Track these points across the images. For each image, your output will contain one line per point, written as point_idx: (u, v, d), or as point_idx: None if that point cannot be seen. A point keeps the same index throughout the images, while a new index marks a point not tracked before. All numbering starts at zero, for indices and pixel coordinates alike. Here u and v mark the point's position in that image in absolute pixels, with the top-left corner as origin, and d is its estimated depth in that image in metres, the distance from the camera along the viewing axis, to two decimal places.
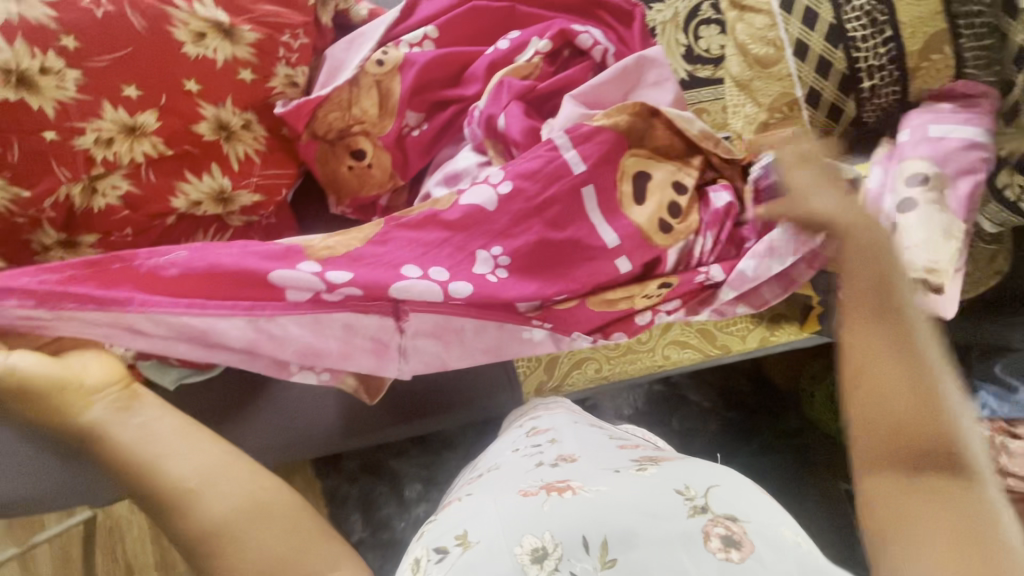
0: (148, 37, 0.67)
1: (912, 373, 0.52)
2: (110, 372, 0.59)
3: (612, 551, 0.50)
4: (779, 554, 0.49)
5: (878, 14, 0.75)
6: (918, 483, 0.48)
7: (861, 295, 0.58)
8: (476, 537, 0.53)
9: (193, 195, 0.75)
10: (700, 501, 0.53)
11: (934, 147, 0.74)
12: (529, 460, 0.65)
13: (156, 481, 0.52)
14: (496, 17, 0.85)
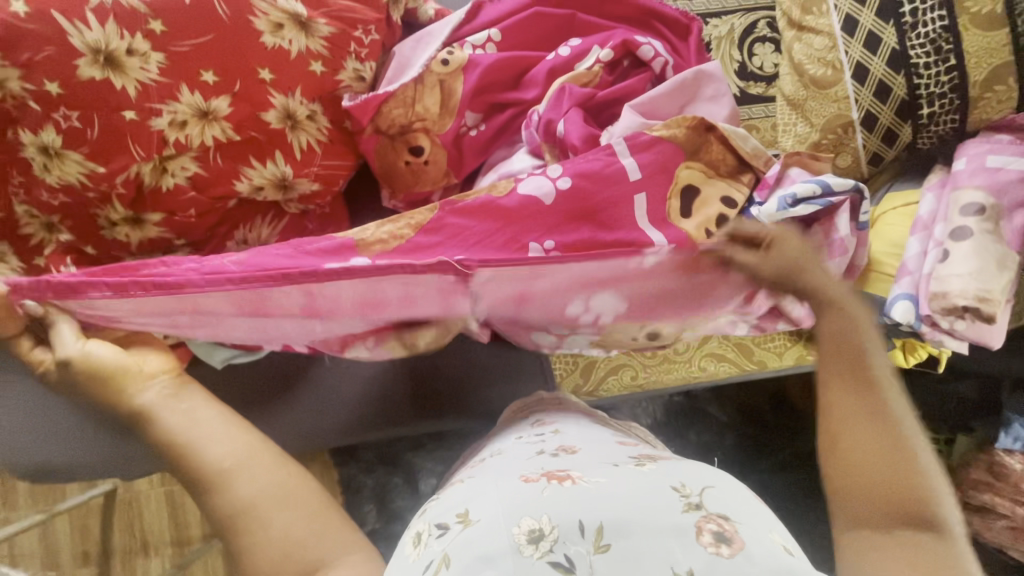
0: (229, 25, 0.69)
1: (889, 440, 0.55)
2: (166, 362, 0.64)
3: (605, 537, 0.50)
4: (766, 550, 0.50)
5: (943, 42, 0.75)
6: (900, 539, 0.50)
7: (838, 357, 0.61)
8: (477, 515, 0.53)
9: (255, 180, 0.77)
10: (695, 499, 0.53)
11: (991, 177, 0.75)
12: (530, 448, 0.66)
13: (194, 461, 0.57)
14: (558, 24, 0.87)
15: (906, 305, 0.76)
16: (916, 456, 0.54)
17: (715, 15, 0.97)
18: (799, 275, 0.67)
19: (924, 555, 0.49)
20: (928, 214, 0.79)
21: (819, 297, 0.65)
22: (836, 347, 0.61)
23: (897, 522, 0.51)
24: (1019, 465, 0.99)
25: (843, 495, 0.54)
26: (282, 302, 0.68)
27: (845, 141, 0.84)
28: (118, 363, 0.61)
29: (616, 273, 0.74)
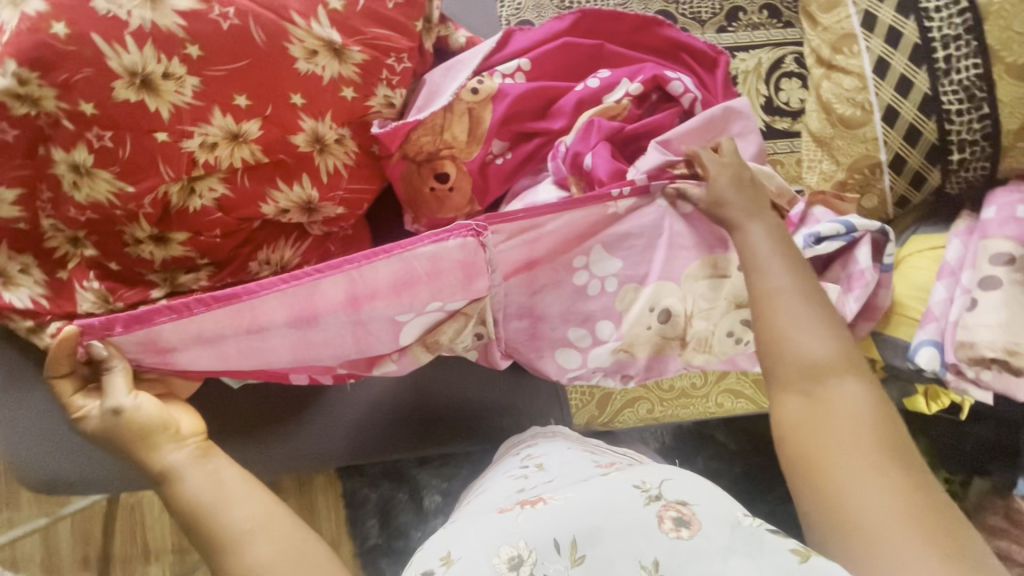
0: (264, 51, 0.69)
1: (813, 314, 0.65)
2: (200, 423, 0.66)
3: (580, 548, 0.53)
4: (724, 530, 0.53)
5: (977, 90, 0.75)
6: (826, 396, 0.60)
7: (761, 259, 0.69)
8: (457, 554, 0.54)
9: (281, 203, 0.77)
10: (654, 491, 0.56)
11: (1020, 227, 0.74)
12: (512, 487, 0.67)
13: (218, 522, 0.57)
14: (587, 55, 0.87)
15: (931, 353, 0.75)
16: (831, 323, 0.64)
17: (742, 49, 0.97)
18: (723, 198, 0.73)
19: (842, 400, 0.59)
20: (954, 259, 0.78)
21: (733, 217, 0.72)
22: (760, 245, 0.70)
23: (822, 375, 0.61)
24: None
25: (779, 372, 0.63)
26: (326, 327, 0.71)
27: (873, 182, 0.84)
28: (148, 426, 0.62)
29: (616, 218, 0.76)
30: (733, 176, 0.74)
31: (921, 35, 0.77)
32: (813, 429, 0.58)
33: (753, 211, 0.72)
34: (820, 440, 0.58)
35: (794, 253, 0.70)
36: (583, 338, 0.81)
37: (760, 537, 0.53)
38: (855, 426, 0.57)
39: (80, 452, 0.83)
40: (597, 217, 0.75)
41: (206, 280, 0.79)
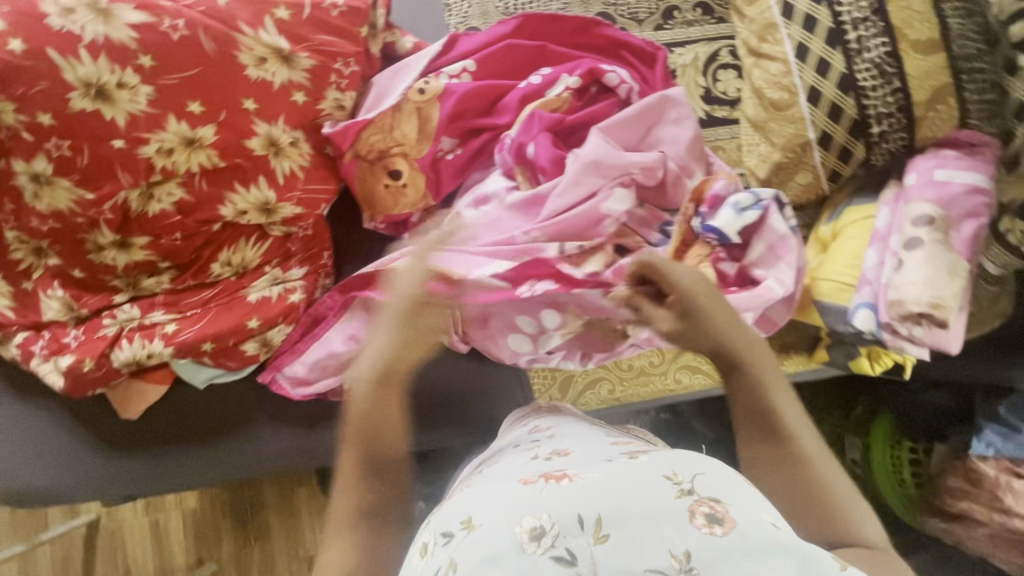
0: (215, 59, 0.72)
1: (806, 478, 0.60)
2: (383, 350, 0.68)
3: (604, 527, 0.50)
4: (757, 528, 0.50)
5: (887, 67, 0.80)
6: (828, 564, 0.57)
7: (745, 415, 0.64)
8: (479, 519, 0.53)
9: (239, 205, 0.81)
10: (687, 484, 0.54)
11: (939, 190, 0.79)
12: (526, 455, 0.66)
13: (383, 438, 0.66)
14: (530, 54, 0.92)
15: (867, 314, 0.80)
16: (827, 486, 0.59)
17: (680, 45, 1.03)
18: (700, 330, 0.66)
19: None
20: (883, 226, 0.83)
21: (713, 355, 0.67)
22: (745, 400, 0.64)
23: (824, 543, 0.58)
24: (992, 471, 1.00)
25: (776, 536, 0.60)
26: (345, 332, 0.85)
27: (804, 159, 0.89)
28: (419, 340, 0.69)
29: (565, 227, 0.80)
30: (709, 313, 0.66)
31: (833, 19, 0.83)
32: None
33: (743, 348, 0.65)
34: None
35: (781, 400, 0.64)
36: (531, 325, 0.84)
37: (800, 547, 0.50)
38: None
39: (32, 469, 0.84)
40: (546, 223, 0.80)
41: (168, 283, 0.82)
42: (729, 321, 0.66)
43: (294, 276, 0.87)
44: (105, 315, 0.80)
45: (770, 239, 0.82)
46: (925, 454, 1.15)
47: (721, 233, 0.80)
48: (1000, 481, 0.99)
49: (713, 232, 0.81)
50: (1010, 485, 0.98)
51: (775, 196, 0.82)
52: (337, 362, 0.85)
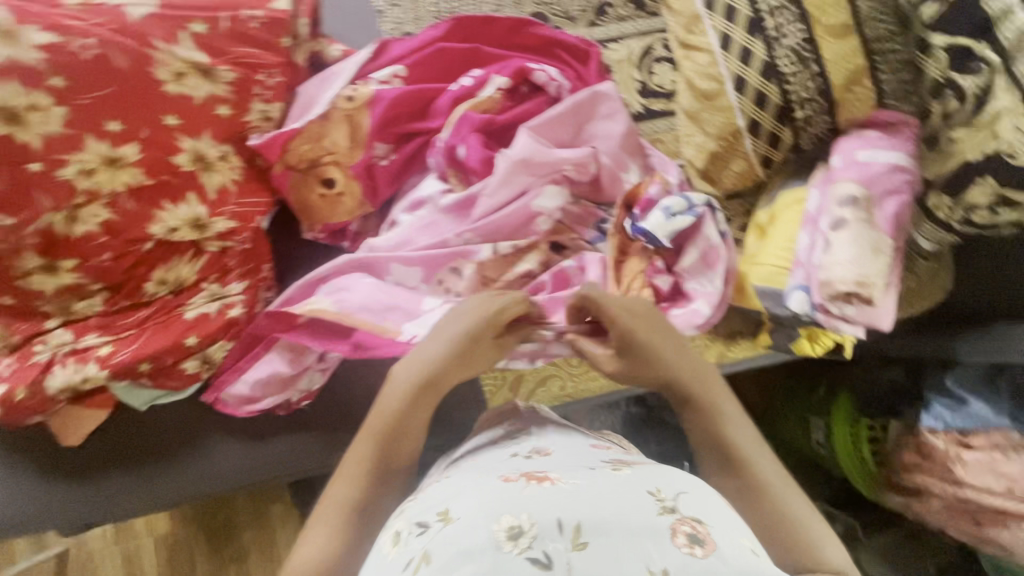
0: (130, 76, 0.72)
1: (762, 502, 0.61)
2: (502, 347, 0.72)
3: (583, 534, 0.49)
4: (738, 557, 0.50)
5: (804, 52, 0.82)
6: None
7: (701, 443, 0.66)
8: (456, 513, 0.52)
9: (170, 222, 0.80)
10: (669, 502, 0.53)
11: (862, 170, 0.81)
12: (504, 452, 0.65)
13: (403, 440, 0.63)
14: (460, 57, 0.92)
15: (800, 296, 0.81)
16: (785, 506, 0.60)
17: (613, 41, 1.04)
18: (648, 366, 0.69)
19: None
20: (814, 209, 0.84)
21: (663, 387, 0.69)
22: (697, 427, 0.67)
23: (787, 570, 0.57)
24: (942, 443, 1.01)
25: None
26: (279, 355, 0.84)
27: (735, 147, 0.90)
28: (491, 352, 0.70)
29: (495, 227, 0.81)
30: (652, 343, 0.69)
31: (751, 8, 0.84)
32: None
33: (692, 379, 0.68)
34: None
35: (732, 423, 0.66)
36: None
37: None
38: None
39: None
40: (479, 224, 0.80)
41: (101, 305, 0.81)
42: (675, 351, 0.69)
43: (233, 291, 0.86)
44: (37, 342, 0.79)
45: (704, 246, 0.83)
46: (883, 430, 1.15)
47: (650, 235, 0.80)
48: (949, 454, 1.00)
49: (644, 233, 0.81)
50: (959, 456, 0.99)
51: (708, 202, 0.82)
52: (282, 378, 0.85)
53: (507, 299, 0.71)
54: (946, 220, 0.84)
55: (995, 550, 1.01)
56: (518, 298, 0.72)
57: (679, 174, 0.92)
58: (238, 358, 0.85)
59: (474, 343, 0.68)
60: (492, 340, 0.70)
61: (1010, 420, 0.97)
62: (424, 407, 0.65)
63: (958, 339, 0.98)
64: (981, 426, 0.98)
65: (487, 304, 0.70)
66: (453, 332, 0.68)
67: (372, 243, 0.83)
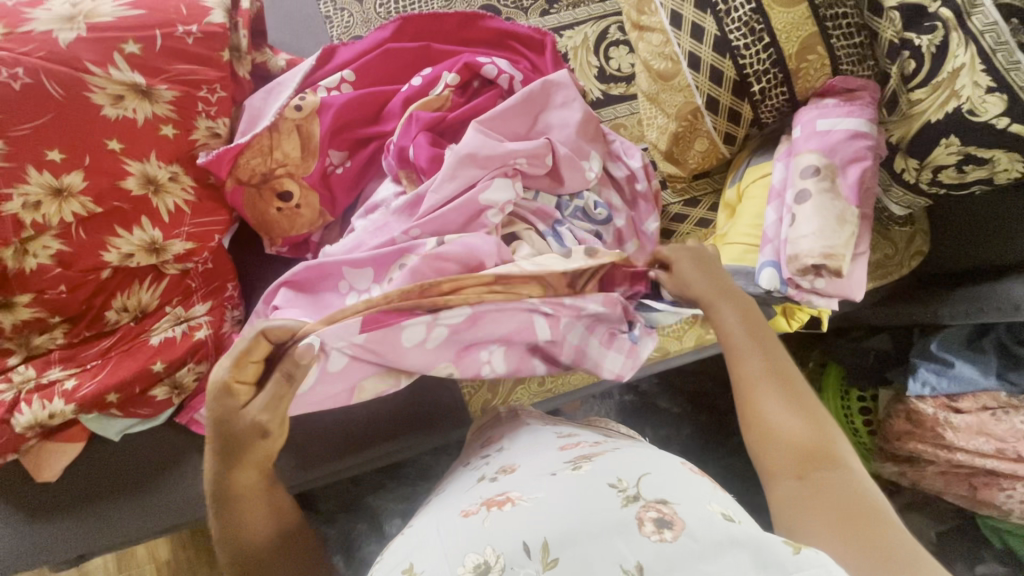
0: (65, 103, 0.70)
1: (791, 397, 0.63)
2: (267, 409, 0.58)
3: (552, 551, 0.49)
4: (709, 527, 0.49)
5: (755, 23, 0.80)
6: (813, 471, 0.57)
7: (736, 341, 0.68)
8: (421, 567, 0.51)
9: (124, 248, 0.79)
10: (631, 491, 0.53)
11: (822, 139, 0.79)
12: (473, 476, 0.65)
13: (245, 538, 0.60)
14: (410, 57, 0.90)
15: (770, 272, 0.80)
16: (810, 403, 0.63)
17: (568, 28, 1.02)
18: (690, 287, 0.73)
19: (838, 483, 0.56)
20: (779, 182, 0.83)
21: (702, 302, 0.72)
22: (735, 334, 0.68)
23: (810, 456, 0.58)
24: (931, 408, 1.00)
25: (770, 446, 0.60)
26: None
27: (696, 126, 0.88)
28: (250, 430, 0.58)
29: (442, 223, 0.79)
30: (695, 265, 0.74)
31: None
32: (806, 503, 0.55)
33: (723, 293, 0.72)
34: (809, 516, 0.54)
35: (766, 334, 0.68)
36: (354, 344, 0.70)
37: (755, 534, 0.48)
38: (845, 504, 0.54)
39: None
40: (425, 220, 0.78)
41: (62, 338, 0.80)
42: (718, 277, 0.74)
43: (197, 314, 0.85)
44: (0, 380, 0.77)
45: (589, 318, 0.78)
46: (873, 399, 1.15)
47: (553, 319, 0.75)
48: (938, 418, 0.99)
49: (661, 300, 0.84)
50: (948, 420, 0.99)
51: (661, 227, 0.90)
52: None
53: (242, 345, 0.57)
54: (913, 181, 0.82)
55: (991, 512, 1.01)
56: (246, 344, 0.57)
57: (642, 157, 0.90)
58: None
59: (227, 429, 0.58)
60: (242, 412, 0.58)
61: (997, 380, 0.96)
62: (238, 512, 0.60)
63: (940, 302, 0.97)
64: (968, 390, 0.98)
65: (222, 368, 0.58)
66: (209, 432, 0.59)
67: (327, 250, 0.81)
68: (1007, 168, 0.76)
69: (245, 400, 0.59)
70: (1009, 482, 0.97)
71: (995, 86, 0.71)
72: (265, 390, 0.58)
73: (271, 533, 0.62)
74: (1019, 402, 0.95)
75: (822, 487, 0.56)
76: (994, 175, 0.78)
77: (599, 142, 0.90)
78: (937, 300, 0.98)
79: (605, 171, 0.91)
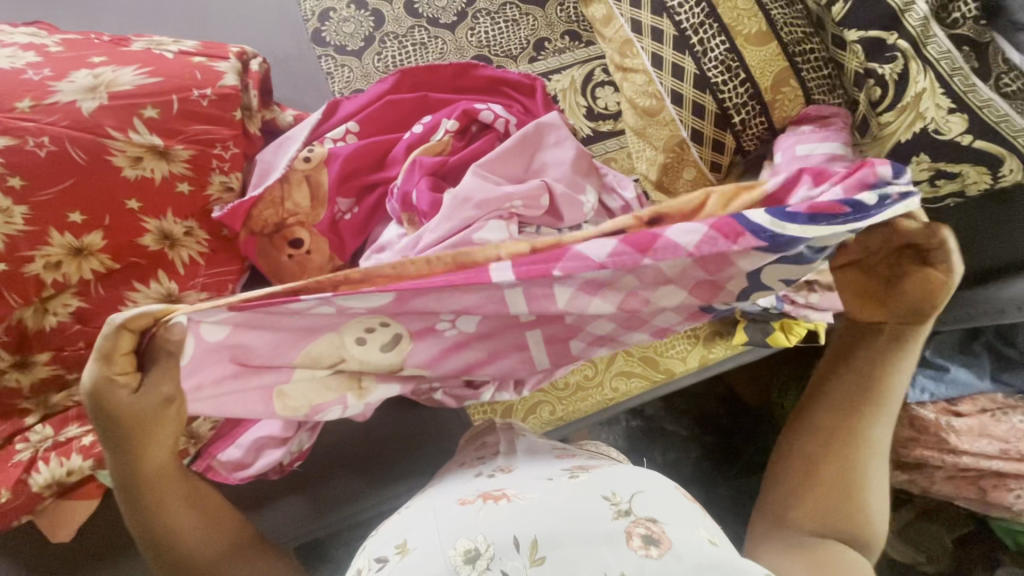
0: (88, 167, 0.74)
1: (847, 453, 0.66)
2: (163, 381, 0.58)
3: (540, 549, 0.51)
4: (693, 547, 0.51)
5: (731, 62, 0.86)
6: (826, 514, 0.64)
7: (855, 386, 0.69)
8: (413, 543, 0.54)
9: (142, 302, 0.80)
10: (624, 505, 0.54)
11: (803, 163, 0.83)
12: (470, 472, 0.66)
13: (166, 511, 0.63)
14: (410, 106, 0.96)
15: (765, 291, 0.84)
16: (866, 469, 0.66)
17: (555, 72, 1.09)
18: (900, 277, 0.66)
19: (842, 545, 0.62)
20: None
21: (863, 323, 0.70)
22: (860, 381, 0.69)
23: (835, 507, 0.64)
24: (934, 414, 1.01)
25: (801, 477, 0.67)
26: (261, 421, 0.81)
27: (684, 157, 0.93)
28: (155, 404, 0.58)
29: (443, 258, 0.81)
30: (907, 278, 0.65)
31: (676, 28, 0.87)
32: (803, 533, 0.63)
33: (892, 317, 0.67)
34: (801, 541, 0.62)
35: (887, 396, 0.68)
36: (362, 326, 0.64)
37: (731, 563, 0.51)
38: (841, 557, 0.60)
39: None
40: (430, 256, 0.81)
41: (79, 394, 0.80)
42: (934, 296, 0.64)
43: None
44: (18, 440, 0.77)
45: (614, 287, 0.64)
46: None
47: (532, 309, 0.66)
48: (940, 423, 1.02)
49: (747, 228, 0.58)
50: (950, 425, 1.01)
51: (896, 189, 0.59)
52: (272, 439, 0.81)
53: (106, 340, 0.54)
54: None
55: (1001, 513, 1.02)
56: (110, 329, 0.54)
57: (635, 190, 0.96)
58: (237, 422, 0.84)
59: (129, 414, 0.58)
60: (133, 397, 0.57)
61: (991, 382, 1.02)
62: (161, 499, 0.63)
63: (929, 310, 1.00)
64: (964, 392, 1.02)
65: (103, 356, 0.55)
66: (101, 420, 0.58)
67: None
68: (975, 180, 0.84)
69: (134, 387, 0.57)
70: (1016, 482, 0.99)
71: (956, 108, 0.78)
72: (149, 368, 0.57)
73: (201, 516, 0.65)
74: (1015, 401, 1.01)
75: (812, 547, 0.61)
76: (965, 188, 0.85)
77: (593, 176, 0.95)
78: (935, 307, 1.00)
79: (601, 203, 0.95)
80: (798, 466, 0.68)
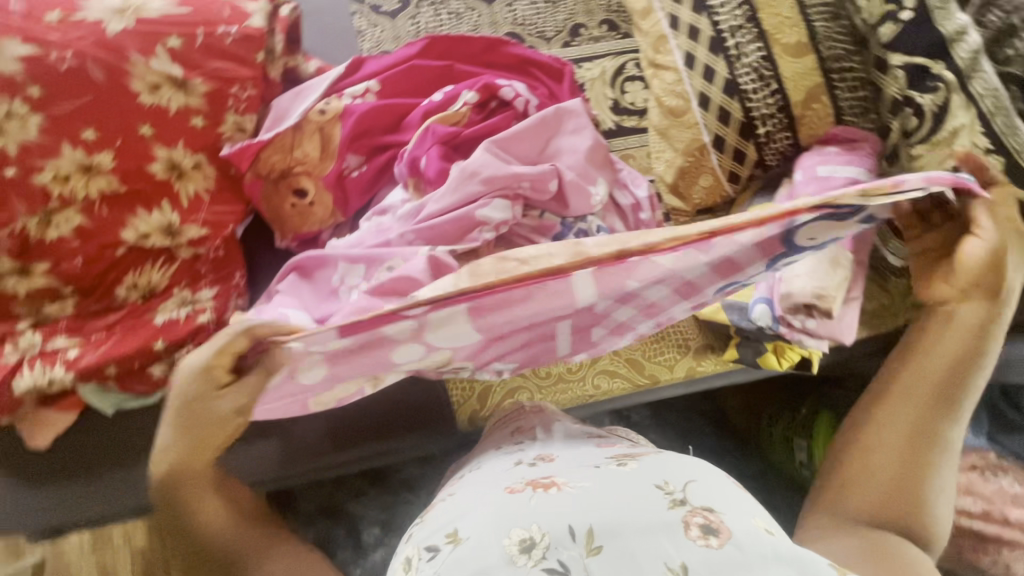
0: (106, 87, 0.76)
1: (914, 442, 0.60)
2: (246, 391, 0.59)
3: (597, 539, 0.50)
4: (755, 539, 0.50)
5: (765, 70, 0.84)
6: (888, 508, 0.58)
7: (933, 368, 0.62)
8: (465, 533, 0.53)
9: (142, 228, 0.81)
10: (678, 494, 0.54)
11: (820, 185, 0.82)
12: (509, 459, 0.65)
13: (201, 504, 0.56)
14: (434, 73, 0.95)
15: (763, 308, 0.81)
16: (935, 465, 0.60)
17: (586, 60, 1.06)
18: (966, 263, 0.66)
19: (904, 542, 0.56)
20: None
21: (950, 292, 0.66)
22: (937, 363, 0.63)
23: (898, 498, 0.58)
24: None
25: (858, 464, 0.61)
26: None
27: (702, 162, 0.91)
28: (226, 413, 0.58)
29: (439, 230, 0.81)
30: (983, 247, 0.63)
31: (713, 28, 0.86)
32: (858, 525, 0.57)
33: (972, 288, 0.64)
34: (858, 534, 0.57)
35: (964, 377, 0.62)
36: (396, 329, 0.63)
37: (799, 555, 0.50)
38: (900, 552, 0.55)
39: None
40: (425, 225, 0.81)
41: (70, 309, 0.81)
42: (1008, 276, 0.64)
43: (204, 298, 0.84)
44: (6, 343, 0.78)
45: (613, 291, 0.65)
46: None
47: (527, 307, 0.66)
48: None
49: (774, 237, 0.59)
50: None
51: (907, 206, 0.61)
52: None
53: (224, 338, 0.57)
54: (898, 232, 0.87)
55: None
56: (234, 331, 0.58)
57: (648, 189, 0.93)
58: None
59: (200, 416, 0.57)
60: (214, 397, 0.57)
61: (988, 441, 0.99)
62: (199, 492, 0.57)
63: None
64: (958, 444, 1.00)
65: (203, 354, 0.58)
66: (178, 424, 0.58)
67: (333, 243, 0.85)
68: None
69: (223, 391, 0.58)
70: (994, 545, 0.92)
71: (994, 149, 0.73)
72: (243, 381, 0.59)
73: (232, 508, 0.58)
74: (1006, 463, 0.97)
75: (870, 539, 0.56)
76: None
77: (608, 169, 0.91)
78: None
79: (611, 198, 0.92)
80: (857, 451, 0.61)
